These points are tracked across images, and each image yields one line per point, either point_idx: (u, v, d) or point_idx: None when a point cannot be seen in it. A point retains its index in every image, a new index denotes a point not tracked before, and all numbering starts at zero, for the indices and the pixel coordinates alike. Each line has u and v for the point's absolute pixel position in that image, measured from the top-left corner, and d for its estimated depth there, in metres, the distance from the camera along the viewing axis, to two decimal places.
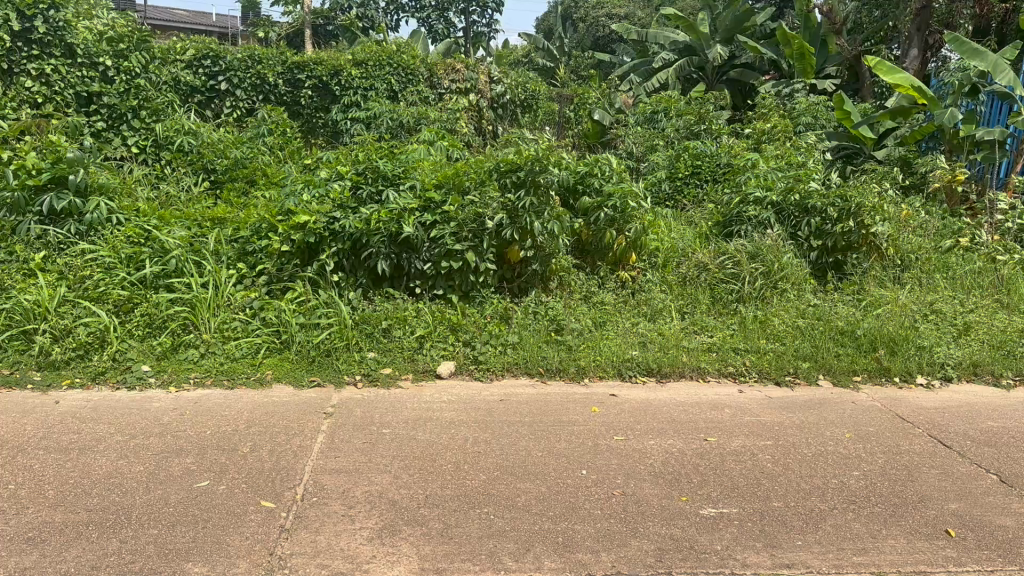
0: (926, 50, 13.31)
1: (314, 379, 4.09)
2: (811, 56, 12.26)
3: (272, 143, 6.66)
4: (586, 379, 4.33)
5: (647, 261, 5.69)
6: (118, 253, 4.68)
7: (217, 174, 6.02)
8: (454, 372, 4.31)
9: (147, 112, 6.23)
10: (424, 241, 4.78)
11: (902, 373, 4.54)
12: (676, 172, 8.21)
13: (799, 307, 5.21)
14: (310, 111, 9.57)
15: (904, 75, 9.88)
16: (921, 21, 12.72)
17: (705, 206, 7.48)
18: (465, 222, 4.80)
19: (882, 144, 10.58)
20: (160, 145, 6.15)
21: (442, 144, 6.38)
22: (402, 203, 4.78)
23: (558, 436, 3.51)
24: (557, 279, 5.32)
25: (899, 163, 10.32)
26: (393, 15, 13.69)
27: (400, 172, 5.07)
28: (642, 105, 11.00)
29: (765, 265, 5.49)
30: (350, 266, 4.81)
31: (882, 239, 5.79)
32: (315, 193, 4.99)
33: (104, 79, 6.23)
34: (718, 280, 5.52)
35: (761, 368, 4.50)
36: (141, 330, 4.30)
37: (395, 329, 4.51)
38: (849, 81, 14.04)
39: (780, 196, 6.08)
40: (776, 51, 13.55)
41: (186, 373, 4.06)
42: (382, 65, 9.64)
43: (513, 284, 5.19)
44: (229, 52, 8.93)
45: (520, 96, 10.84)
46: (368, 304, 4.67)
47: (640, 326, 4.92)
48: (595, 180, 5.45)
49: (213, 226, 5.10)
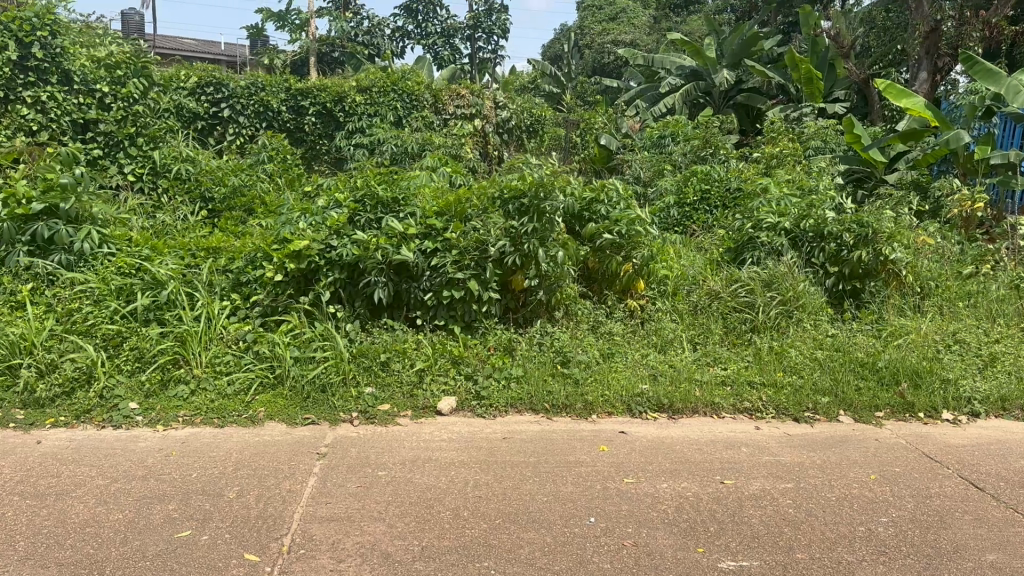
0: (935, 73, 13.19)
1: (308, 417, 3.90)
2: (819, 80, 12.18)
3: (272, 171, 6.52)
4: (593, 415, 4.11)
5: (657, 289, 5.51)
6: (107, 285, 4.49)
7: (214, 203, 5.90)
8: (455, 409, 4.10)
9: (144, 140, 6.12)
10: (424, 269, 4.59)
11: (926, 408, 4.32)
12: (684, 197, 8.04)
13: (816, 337, 4.98)
14: (313, 138, 9.47)
15: (915, 99, 9.75)
16: (931, 45, 12.70)
17: (715, 231, 7.30)
18: (467, 250, 4.63)
19: (893, 168, 10.65)
20: (157, 172, 6.02)
21: (446, 171, 6.21)
22: (402, 229, 4.58)
23: (564, 478, 3.31)
24: (563, 309, 5.11)
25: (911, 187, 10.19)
26: (399, 41, 13.63)
27: (400, 199, 4.83)
28: (649, 130, 10.90)
29: (780, 293, 5.27)
30: (347, 296, 4.59)
31: (901, 267, 5.58)
32: (311, 220, 4.73)
33: (102, 106, 6.08)
34: (732, 308, 5.30)
35: (778, 403, 4.28)
36: (131, 365, 4.12)
37: (394, 362, 4.32)
38: (858, 105, 14.03)
39: (794, 222, 5.87)
40: (784, 75, 13.44)
41: (174, 411, 3.88)
42: (387, 91, 9.56)
43: (517, 314, 4.99)
44: (232, 79, 8.86)
45: (526, 121, 10.74)
46: (366, 336, 4.48)
47: (649, 358, 4.71)
48: (601, 207, 5.33)
49: (207, 254, 4.91)
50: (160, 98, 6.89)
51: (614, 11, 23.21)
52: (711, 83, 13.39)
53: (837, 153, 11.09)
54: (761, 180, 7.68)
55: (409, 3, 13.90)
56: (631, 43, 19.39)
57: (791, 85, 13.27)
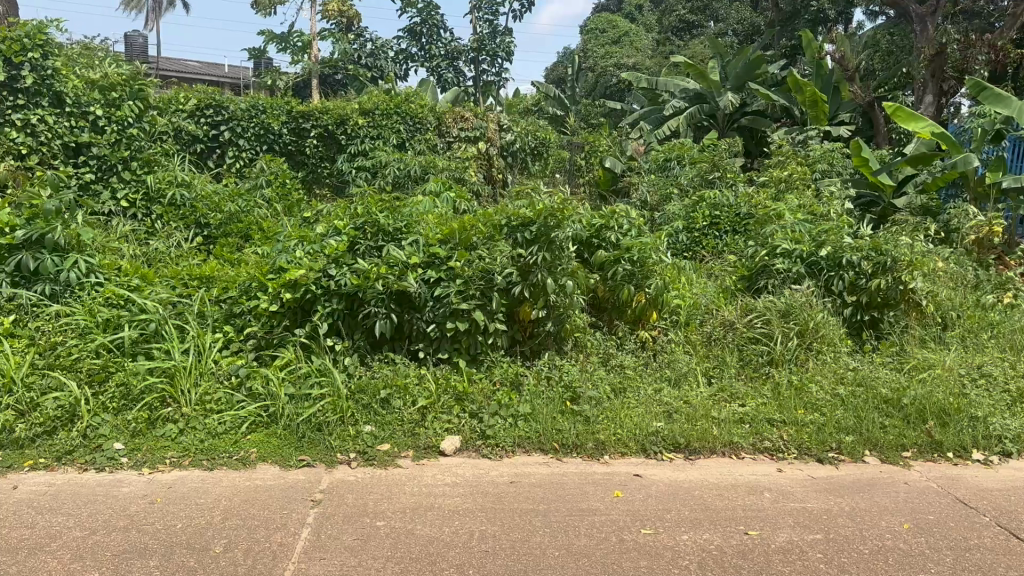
0: (941, 96, 13.10)
1: (303, 459, 3.67)
2: (824, 103, 12.06)
3: (270, 196, 6.33)
4: (606, 456, 3.88)
5: (669, 319, 5.29)
6: (94, 317, 4.29)
7: (209, 229, 5.71)
8: (459, 449, 3.87)
9: (138, 164, 5.95)
10: (427, 299, 4.37)
11: (956, 447, 4.09)
12: (693, 222, 7.85)
13: (837, 371, 4.75)
14: (314, 161, 9.32)
15: (925, 123, 9.58)
16: (936, 68, 12.67)
17: (726, 257, 7.10)
18: (472, 280, 4.39)
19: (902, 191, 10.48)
20: (151, 198, 5.86)
21: (449, 196, 6.01)
22: (404, 258, 4.37)
23: (577, 529, 3.07)
24: (572, 340, 4.89)
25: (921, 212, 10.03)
26: (403, 63, 13.44)
27: (402, 227, 4.64)
28: (655, 153, 10.75)
29: (799, 324, 5.04)
30: (346, 328, 4.37)
31: (922, 297, 5.37)
32: (308, 248, 4.49)
33: (95, 129, 5.92)
34: (748, 340, 5.08)
35: (801, 443, 4.05)
36: (117, 402, 3.91)
37: (395, 399, 4.08)
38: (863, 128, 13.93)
39: (811, 249, 5.63)
40: (789, 99, 13.30)
41: (161, 452, 3.66)
42: (390, 114, 9.38)
43: (524, 346, 4.77)
44: (232, 101, 8.72)
45: (531, 143, 10.57)
46: (365, 371, 4.25)
47: (663, 393, 4.49)
48: (611, 234, 5.13)
49: (200, 284, 4.70)
50: (157, 122, 6.74)
51: (617, 34, 23.20)
52: (716, 106, 13.21)
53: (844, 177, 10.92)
54: (772, 204, 7.48)
55: (413, 26, 13.83)
56: (635, 66, 19.30)
57: (797, 107, 13.11)
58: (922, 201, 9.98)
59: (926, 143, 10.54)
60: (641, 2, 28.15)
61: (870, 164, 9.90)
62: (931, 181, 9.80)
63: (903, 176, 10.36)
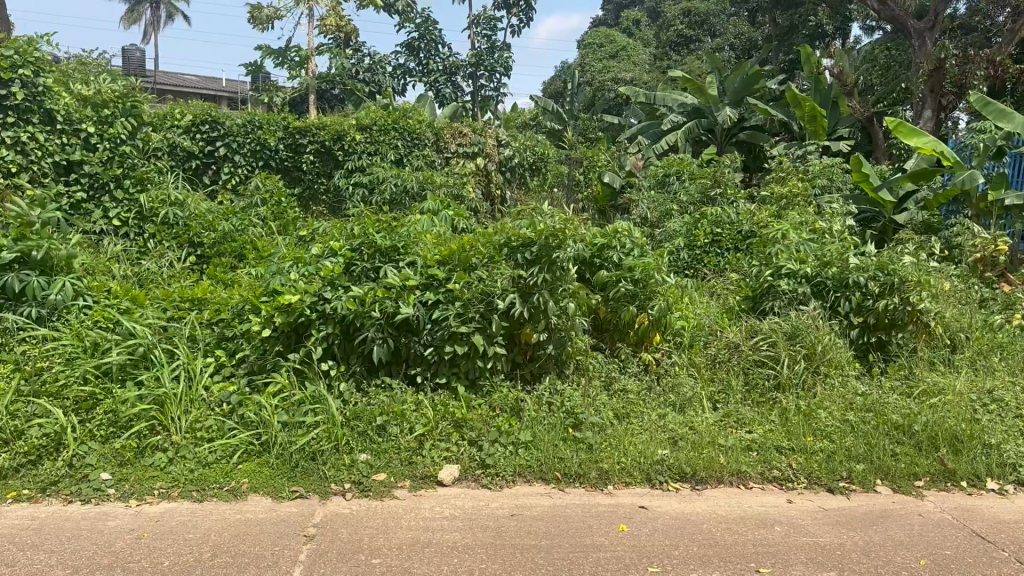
0: (939, 112, 13.05)
1: (296, 490, 3.54)
2: (824, 118, 12.01)
3: (265, 214, 6.22)
4: (609, 486, 3.75)
5: (672, 341, 5.17)
6: (82, 341, 4.16)
7: (203, 248, 5.60)
8: (458, 479, 3.74)
9: (130, 182, 5.85)
10: (425, 322, 4.24)
11: (969, 476, 3.97)
12: (694, 239, 7.74)
13: (845, 395, 4.63)
14: (311, 177, 9.22)
15: (927, 137, 9.52)
16: (935, 83, 12.63)
17: (728, 275, 6.99)
18: (471, 302, 4.26)
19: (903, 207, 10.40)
20: (143, 216, 5.75)
21: (447, 214, 5.90)
22: (402, 280, 4.25)
23: (582, 567, 2.94)
24: (573, 363, 4.76)
25: (922, 228, 9.95)
26: (400, 78, 13.37)
27: (400, 248, 4.52)
28: (654, 168, 10.68)
29: (806, 347, 4.93)
30: (342, 352, 4.24)
31: (930, 318, 5.26)
32: (303, 270, 4.38)
33: (87, 146, 5.81)
34: (753, 363, 4.96)
35: (810, 471, 3.93)
36: (105, 430, 3.78)
37: (391, 426, 3.95)
38: (862, 143, 13.85)
39: (816, 269, 5.53)
40: (788, 114, 13.23)
41: (149, 483, 3.52)
42: (388, 129, 9.29)
43: (525, 370, 4.64)
44: (229, 117, 8.62)
45: (529, 159, 10.48)
46: (361, 396, 4.12)
47: (667, 419, 4.36)
48: (613, 253, 5.01)
49: (191, 306, 4.58)
50: (150, 139, 6.64)
51: (614, 49, 23.20)
52: (713, 121, 13.15)
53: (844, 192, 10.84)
54: (775, 222, 7.38)
55: (411, 41, 13.78)
56: (633, 81, 19.26)
57: (796, 123, 13.05)
58: (924, 217, 9.89)
59: (926, 159, 10.47)
60: (639, 17, 28.17)
61: (870, 180, 9.83)
62: (932, 198, 9.72)
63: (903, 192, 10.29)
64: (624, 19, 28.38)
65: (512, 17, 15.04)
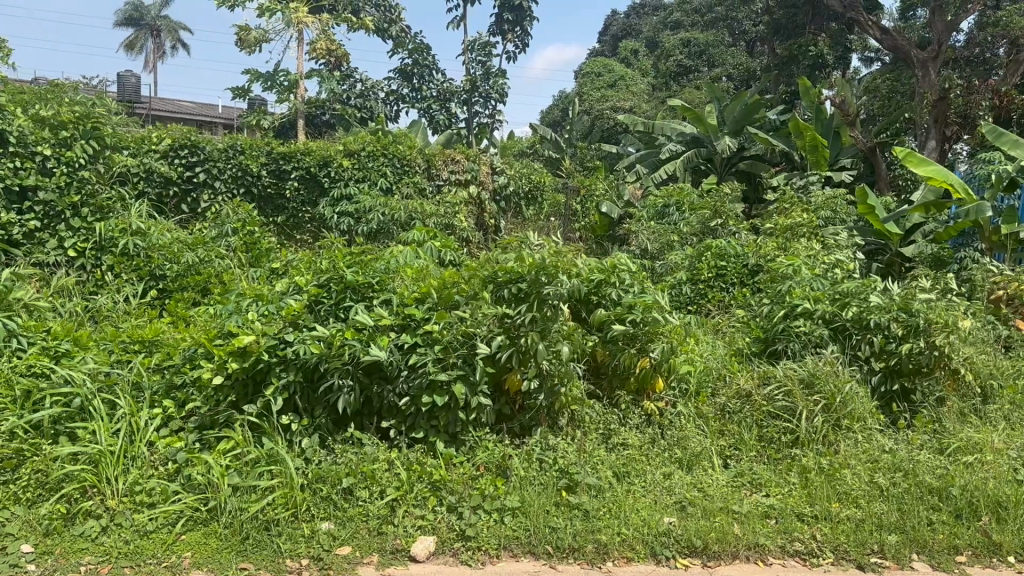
0: (943, 143, 12.56)
1: (245, 567, 3.03)
2: (825, 147, 11.63)
3: (236, 245, 5.74)
4: (607, 563, 3.25)
5: (678, 388, 4.67)
6: (11, 388, 3.65)
7: (164, 281, 5.15)
8: (433, 553, 3.23)
9: (89, 210, 5.44)
10: (399, 368, 3.73)
11: (1017, 550, 3.47)
12: (697, 273, 7.27)
13: (870, 453, 4.15)
14: (295, 206, 8.79)
15: (937, 167, 9.13)
16: (938, 113, 12.12)
17: (734, 313, 6.54)
18: (453, 345, 3.77)
19: (909, 240, 9.97)
20: (101, 247, 5.32)
21: (433, 245, 5.44)
22: (374, 321, 3.76)
23: None
24: (567, 414, 4.25)
25: (932, 262, 9.51)
26: (393, 104, 13.01)
27: (375, 283, 4.03)
28: (652, 198, 10.31)
29: (825, 397, 4.45)
30: (305, 404, 3.74)
31: (961, 364, 4.77)
32: (263, 309, 3.89)
33: (43, 171, 5.37)
34: (767, 416, 4.47)
35: (837, 545, 3.44)
36: (31, 493, 3.28)
37: (359, 490, 3.45)
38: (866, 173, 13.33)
39: (834, 308, 5.07)
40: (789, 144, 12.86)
41: (76, 557, 3.01)
42: (377, 155, 8.86)
43: (512, 422, 4.14)
44: (209, 142, 8.22)
45: (525, 187, 10.03)
46: (326, 454, 3.62)
47: (673, 478, 3.88)
48: (612, 290, 4.61)
49: (140, 348, 4.09)
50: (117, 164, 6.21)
51: (612, 78, 22.97)
52: (713, 150, 12.79)
53: (849, 225, 10.45)
54: (784, 255, 6.94)
55: (405, 67, 13.46)
56: (631, 109, 18.95)
57: (797, 152, 12.67)
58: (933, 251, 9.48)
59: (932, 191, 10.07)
60: (636, 46, 28.03)
61: (876, 213, 9.38)
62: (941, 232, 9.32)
63: (910, 225, 9.87)
64: (622, 50, 28.16)
65: (508, 43, 14.75)
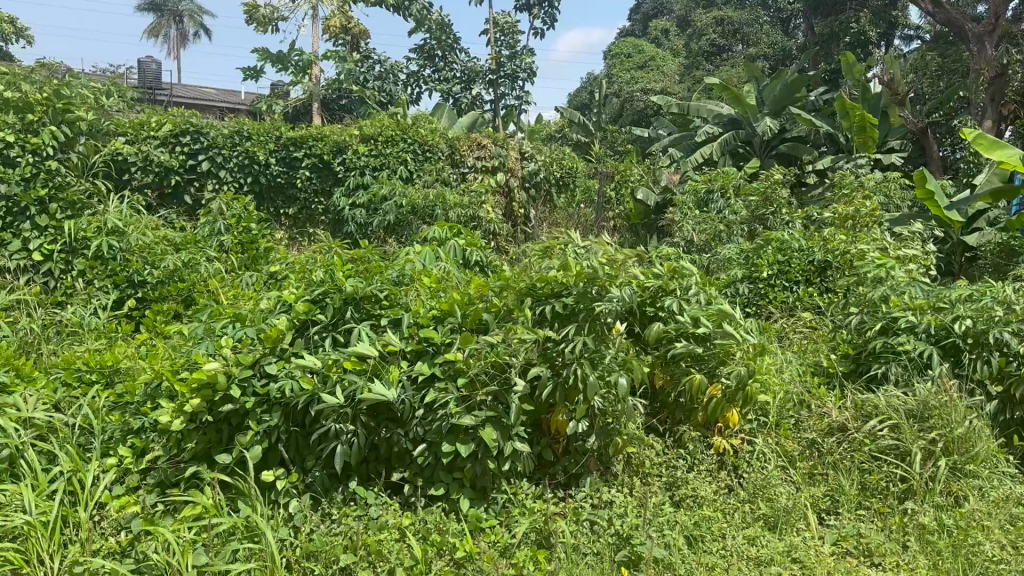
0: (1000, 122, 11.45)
1: None
2: (873, 128, 10.56)
3: (230, 245, 4.96)
4: None
5: (757, 420, 3.86)
6: None
7: (144, 289, 4.41)
8: None
9: (60, 206, 4.73)
10: (414, 409, 2.90)
11: None
12: (756, 270, 6.23)
13: (1009, 509, 3.25)
14: (307, 196, 8.01)
15: (1011, 150, 7.81)
16: (996, 91, 10.98)
17: (801, 318, 5.64)
18: (479, 378, 2.93)
19: (970, 230, 8.58)
20: (73, 249, 4.61)
21: (457, 244, 4.61)
22: (381, 348, 2.92)
23: None
24: (624, 457, 3.43)
25: (999, 256, 8.19)
26: (414, 86, 12.16)
27: (384, 297, 3.15)
28: (694, 183, 9.40)
29: (945, 433, 3.59)
30: (293, 454, 2.89)
31: None
32: (240, 331, 3.05)
33: (6, 160, 4.72)
34: (870, 456, 3.64)
35: None
36: None
37: (360, 571, 2.60)
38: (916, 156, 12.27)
39: (942, 322, 4.18)
40: (833, 124, 11.80)
41: None
42: (395, 140, 8.05)
43: (557, 471, 3.31)
44: (212, 126, 7.47)
45: (556, 173, 9.14)
46: (321, 521, 2.79)
47: (761, 545, 3.02)
48: (672, 299, 3.68)
49: (96, 380, 3.32)
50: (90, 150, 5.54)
51: (644, 58, 21.94)
52: (752, 131, 11.73)
53: (903, 212, 9.46)
54: (857, 251, 6.00)
55: (425, 46, 12.61)
56: (664, 90, 17.97)
57: (843, 134, 11.53)
58: (1000, 239, 8.12)
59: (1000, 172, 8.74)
60: (667, 26, 26.85)
61: (937, 199, 8.09)
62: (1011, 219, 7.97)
63: (973, 212, 8.50)
64: (651, 29, 26.95)
65: (535, 19, 13.83)
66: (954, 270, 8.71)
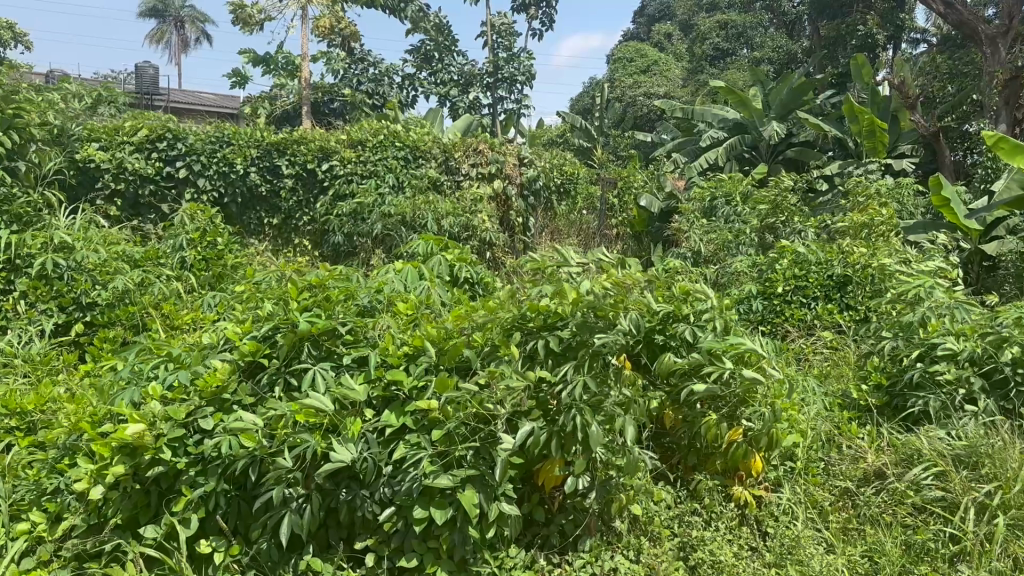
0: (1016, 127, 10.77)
1: None
2: (883, 133, 9.98)
3: (192, 262, 4.49)
4: None
5: (783, 466, 3.40)
6: None
7: (92, 313, 3.96)
8: None
9: (4, 219, 4.26)
10: (379, 468, 2.42)
11: None
12: (770, 286, 5.68)
13: None
14: (290, 207, 7.50)
15: None
16: (1009, 95, 10.27)
17: (822, 340, 5.17)
18: (457, 431, 2.47)
19: (990, 236, 7.78)
20: (15, 268, 4.04)
21: (444, 260, 4.07)
22: (341, 394, 2.46)
23: None
24: (630, 514, 2.96)
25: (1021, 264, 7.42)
26: (409, 90, 11.71)
27: (347, 331, 2.69)
28: (699, 189, 8.92)
29: (1003, 479, 3.10)
30: (236, 522, 2.41)
31: None
32: (175, 374, 2.58)
33: None
34: (914, 509, 3.18)
35: None
36: None
37: None
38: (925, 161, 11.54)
39: (989, 348, 3.70)
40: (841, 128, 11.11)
41: None
42: (385, 145, 7.59)
43: (552, 531, 2.83)
44: (191, 132, 7.02)
45: (556, 180, 8.64)
46: None
47: None
48: (685, 326, 3.19)
49: (15, 426, 2.85)
50: (29, 147, 5.19)
51: (646, 63, 21.48)
52: (758, 136, 11.25)
53: (917, 219, 8.93)
54: (880, 265, 5.46)
55: (421, 49, 12.15)
56: (667, 95, 17.52)
57: (850, 139, 10.82)
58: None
59: (1020, 177, 7.98)
60: (671, 30, 26.27)
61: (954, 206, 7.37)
62: None
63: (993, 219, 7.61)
64: (654, 33, 26.42)
65: (533, 19, 13.37)
66: (971, 282, 7.90)
